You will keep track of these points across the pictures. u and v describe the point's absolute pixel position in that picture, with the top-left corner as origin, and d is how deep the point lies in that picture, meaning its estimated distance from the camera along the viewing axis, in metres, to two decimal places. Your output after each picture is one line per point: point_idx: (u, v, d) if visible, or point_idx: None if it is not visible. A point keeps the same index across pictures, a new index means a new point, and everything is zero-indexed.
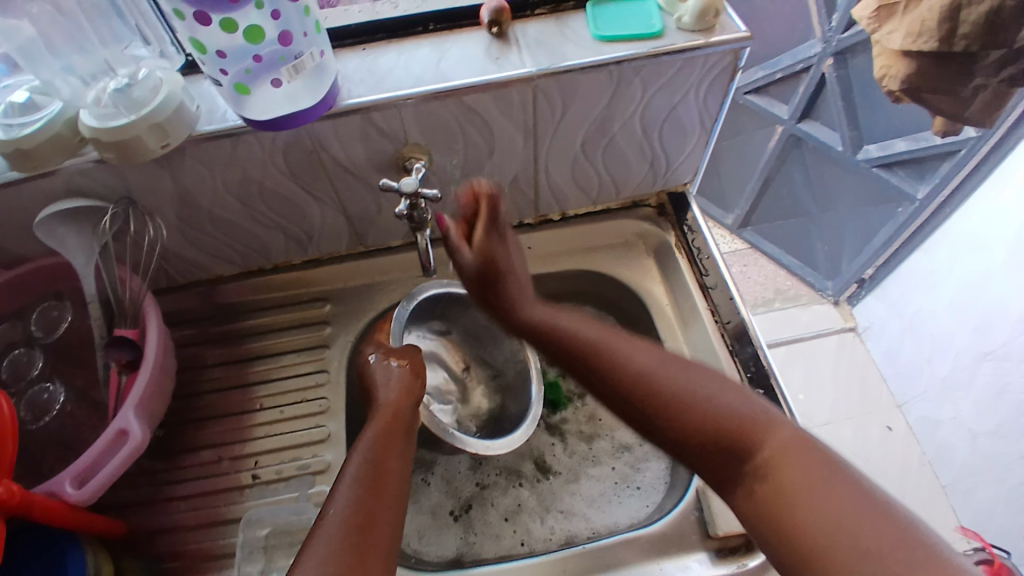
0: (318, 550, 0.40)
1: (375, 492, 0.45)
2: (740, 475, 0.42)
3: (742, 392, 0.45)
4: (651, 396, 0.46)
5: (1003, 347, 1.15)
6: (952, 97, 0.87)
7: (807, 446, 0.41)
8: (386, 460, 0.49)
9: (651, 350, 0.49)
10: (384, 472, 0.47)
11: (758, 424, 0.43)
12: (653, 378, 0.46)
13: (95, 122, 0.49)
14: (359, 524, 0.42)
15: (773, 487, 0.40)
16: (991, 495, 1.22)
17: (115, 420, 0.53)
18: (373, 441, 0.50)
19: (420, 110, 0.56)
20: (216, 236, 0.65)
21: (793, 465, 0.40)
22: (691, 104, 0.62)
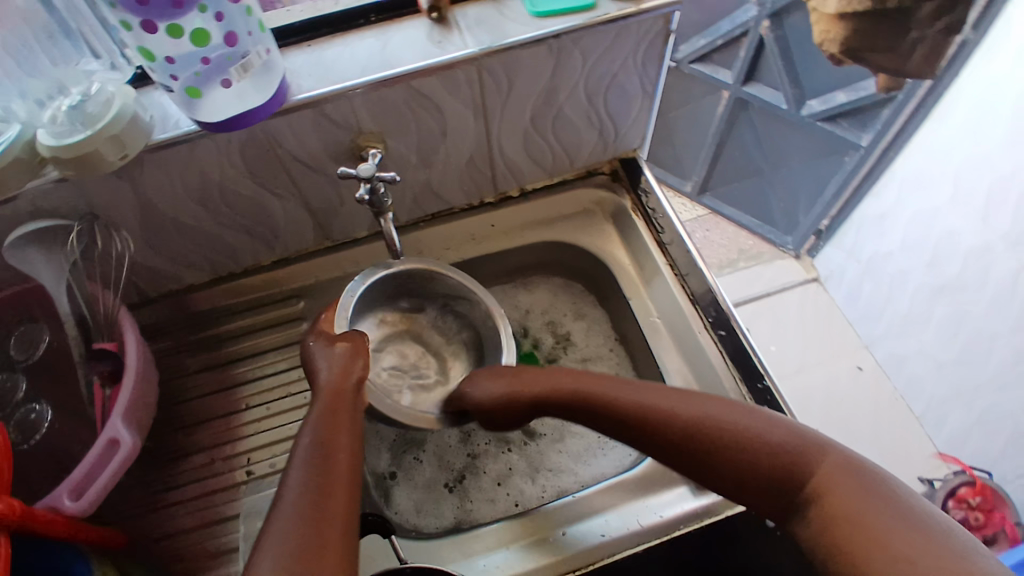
0: (274, 536, 0.42)
1: (327, 469, 0.46)
2: (798, 503, 0.46)
3: (784, 423, 0.49)
4: (704, 438, 0.50)
5: (958, 278, 1.21)
6: (893, 54, 0.91)
7: (857, 472, 0.45)
8: (333, 438, 0.49)
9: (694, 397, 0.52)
10: (332, 458, 0.47)
11: (805, 451, 0.47)
12: (703, 420, 0.50)
13: (53, 139, 0.50)
14: (314, 501, 0.44)
15: (831, 511, 0.43)
16: (963, 420, 1.29)
17: (104, 431, 0.55)
18: (317, 424, 0.50)
19: (370, 98, 0.57)
20: (184, 244, 0.66)
21: (841, 493, 0.44)
22: (630, 71, 0.66)
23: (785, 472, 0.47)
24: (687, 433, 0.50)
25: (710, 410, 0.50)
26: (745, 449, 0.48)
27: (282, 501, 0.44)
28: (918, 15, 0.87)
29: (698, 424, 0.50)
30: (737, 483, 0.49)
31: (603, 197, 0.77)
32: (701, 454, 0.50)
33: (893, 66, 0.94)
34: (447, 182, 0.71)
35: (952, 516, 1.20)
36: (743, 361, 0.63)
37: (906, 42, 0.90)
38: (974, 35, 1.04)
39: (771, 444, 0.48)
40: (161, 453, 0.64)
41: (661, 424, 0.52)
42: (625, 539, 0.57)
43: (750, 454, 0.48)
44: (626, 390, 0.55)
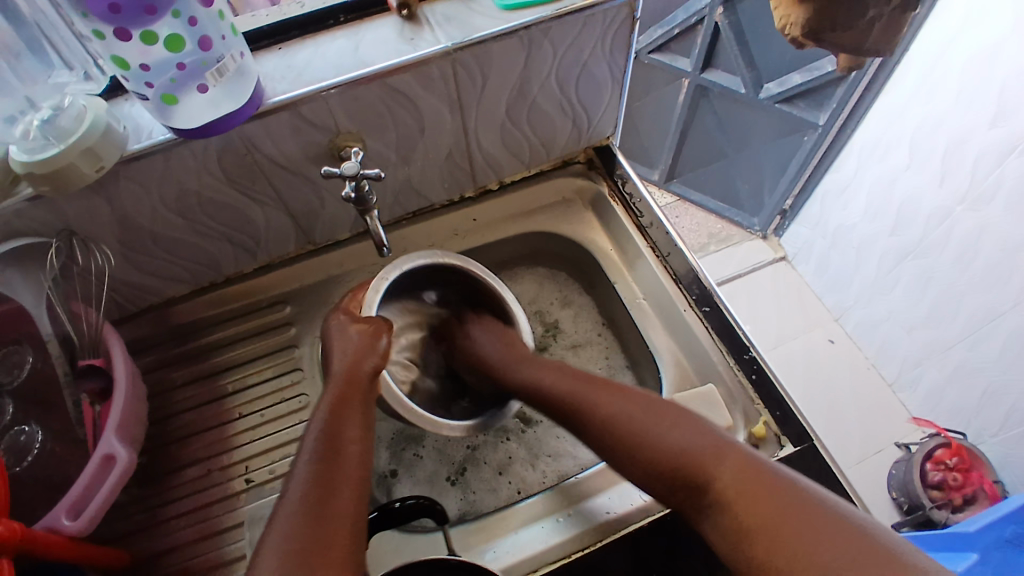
0: (281, 527, 0.41)
1: (331, 463, 0.46)
2: (702, 506, 0.46)
3: (699, 428, 0.50)
4: (620, 439, 0.53)
5: (920, 244, 1.27)
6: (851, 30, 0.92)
7: (752, 477, 0.44)
8: (341, 431, 0.49)
9: (620, 396, 0.56)
10: (340, 448, 0.48)
11: (706, 456, 0.47)
12: (618, 423, 0.53)
13: (25, 155, 0.49)
14: (319, 495, 0.43)
15: (730, 515, 0.44)
16: (935, 380, 1.35)
17: (99, 447, 0.54)
18: (326, 414, 0.51)
19: (346, 97, 0.57)
20: (164, 256, 0.65)
21: (741, 500, 0.43)
22: (599, 58, 0.67)
23: (694, 472, 0.47)
24: (610, 428, 0.54)
25: (628, 409, 0.54)
26: (655, 445, 0.50)
27: (287, 490, 0.44)
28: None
29: (618, 420, 0.54)
30: (653, 481, 0.50)
31: (581, 185, 0.79)
32: (621, 449, 0.52)
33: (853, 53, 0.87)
34: (426, 179, 0.72)
35: (930, 478, 1.24)
36: (728, 334, 0.65)
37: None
38: (922, 10, 1.08)
39: (679, 445, 0.49)
40: (155, 470, 0.63)
41: (593, 422, 0.55)
42: (631, 515, 0.58)
43: (659, 448, 0.50)
44: (569, 382, 0.60)
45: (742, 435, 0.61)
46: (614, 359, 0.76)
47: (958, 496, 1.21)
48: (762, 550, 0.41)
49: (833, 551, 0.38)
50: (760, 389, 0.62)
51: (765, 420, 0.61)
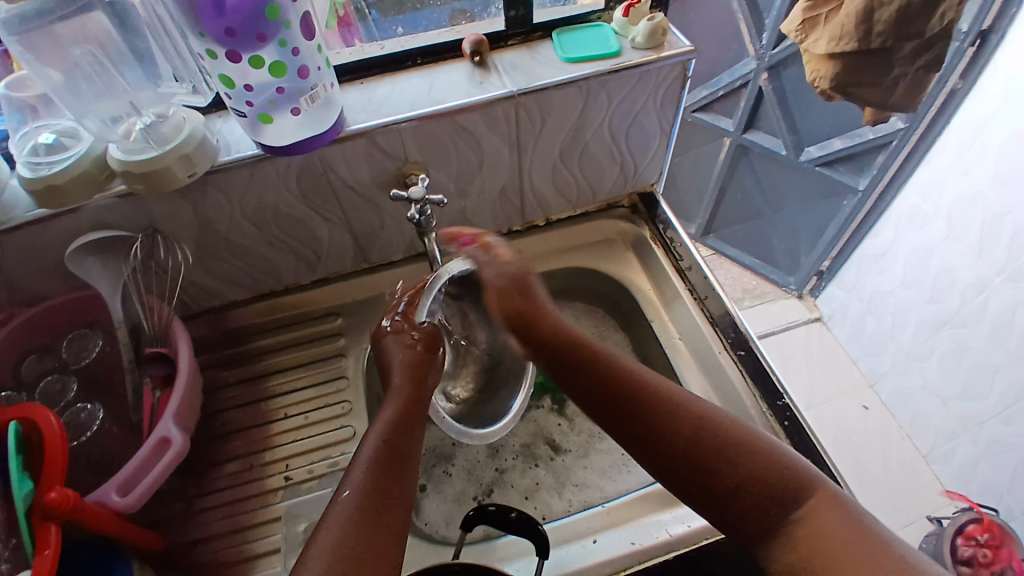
0: (329, 540, 0.43)
1: (387, 474, 0.49)
2: (774, 525, 0.45)
3: (775, 450, 0.47)
4: (694, 441, 0.48)
5: (957, 314, 1.26)
6: (877, 88, 0.98)
7: (838, 506, 0.44)
8: (400, 441, 0.52)
9: (692, 397, 0.52)
10: (398, 457, 0.50)
11: (789, 480, 0.46)
12: (699, 423, 0.49)
13: (123, 155, 0.56)
14: (374, 510, 0.46)
15: (810, 535, 0.43)
16: (969, 454, 1.31)
17: (156, 430, 0.57)
18: (389, 424, 0.53)
19: (417, 130, 0.63)
20: (232, 262, 0.70)
21: (827, 521, 0.43)
22: (650, 111, 0.72)
23: (773, 495, 0.45)
24: (683, 434, 0.49)
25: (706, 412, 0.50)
26: (736, 459, 0.47)
27: (344, 493, 0.47)
28: (897, 54, 0.92)
29: (702, 424, 0.49)
30: (717, 497, 0.47)
31: (624, 227, 0.82)
32: (693, 455, 0.48)
33: (879, 101, 1.00)
34: (479, 211, 0.76)
35: (960, 553, 1.19)
36: (762, 380, 0.67)
37: (891, 79, 0.96)
38: (963, 82, 1.13)
39: (761, 462, 0.47)
40: (200, 460, 0.66)
41: (665, 418, 0.50)
42: (655, 548, 0.58)
43: (737, 459, 0.47)
44: (642, 369, 0.54)
45: None
46: None
47: (986, 573, 1.16)
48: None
49: None
50: (792, 436, 0.63)
51: None
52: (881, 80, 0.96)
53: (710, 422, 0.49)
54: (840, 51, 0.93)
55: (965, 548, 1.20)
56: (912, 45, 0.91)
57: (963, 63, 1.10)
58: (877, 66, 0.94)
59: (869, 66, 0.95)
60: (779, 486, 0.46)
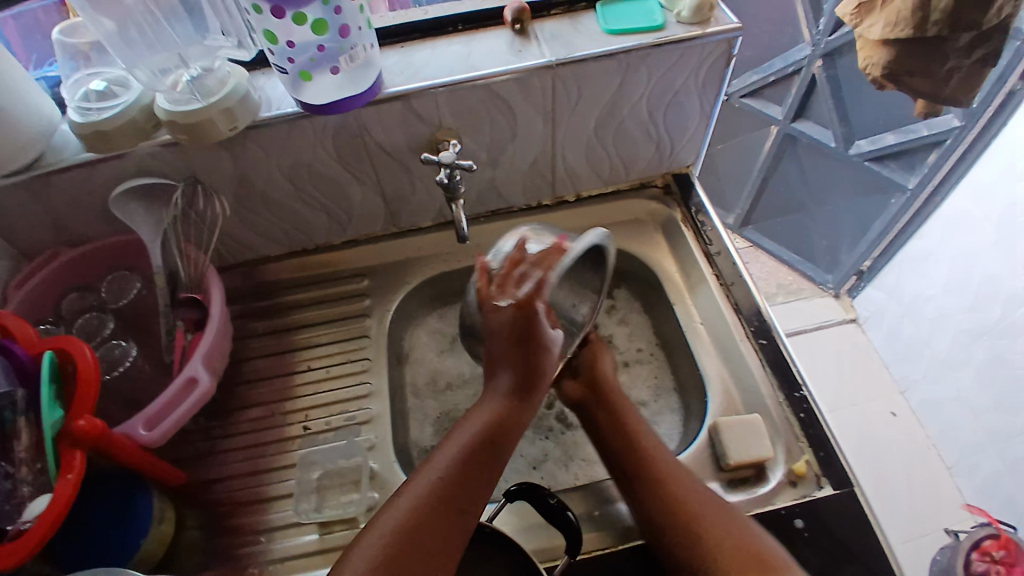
0: (391, 520, 0.48)
1: (478, 462, 0.53)
2: None
3: (756, 534, 0.52)
4: (684, 514, 0.53)
5: (997, 324, 1.20)
6: (930, 79, 0.95)
7: None
8: (502, 432, 0.55)
9: (690, 475, 0.57)
10: (496, 448, 0.54)
11: (763, 563, 0.49)
12: (689, 501, 0.54)
13: (169, 105, 0.58)
14: (453, 491, 0.50)
15: None
16: (995, 469, 1.27)
17: (186, 369, 0.61)
18: (485, 423, 0.55)
19: (452, 95, 0.63)
20: (267, 217, 0.72)
21: None
22: (691, 90, 0.70)
23: (754, 574, 0.49)
24: (671, 506, 0.54)
25: (698, 491, 0.55)
26: (718, 537, 0.51)
27: (435, 467, 0.52)
28: (954, 45, 0.89)
29: (692, 504, 0.54)
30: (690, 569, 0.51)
31: (655, 207, 0.81)
32: (678, 530, 0.52)
33: (930, 93, 0.97)
34: (509, 181, 0.76)
35: (973, 569, 1.16)
36: (782, 370, 0.66)
37: (946, 71, 0.93)
38: (1023, 84, 1.05)
39: (742, 543, 0.51)
40: (225, 405, 0.69)
41: (663, 489, 0.55)
42: None
43: (722, 541, 0.51)
44: (654, 442, 0.60)
45: (782, 468, 0.61)
46: (662, 380, 0.76)
47: None
48: None
49: None
50: (806, 428, 0.63)
51: (807, 459, 0.61)
52: (935, 70, 0.93)
53: (696, 505, 0.53)
54: (895, 37, 0.89)
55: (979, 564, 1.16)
56: (968, 36, 0.88)
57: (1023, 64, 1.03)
58: (928, 57, 0.91)
59: (922, 57, 0.92)
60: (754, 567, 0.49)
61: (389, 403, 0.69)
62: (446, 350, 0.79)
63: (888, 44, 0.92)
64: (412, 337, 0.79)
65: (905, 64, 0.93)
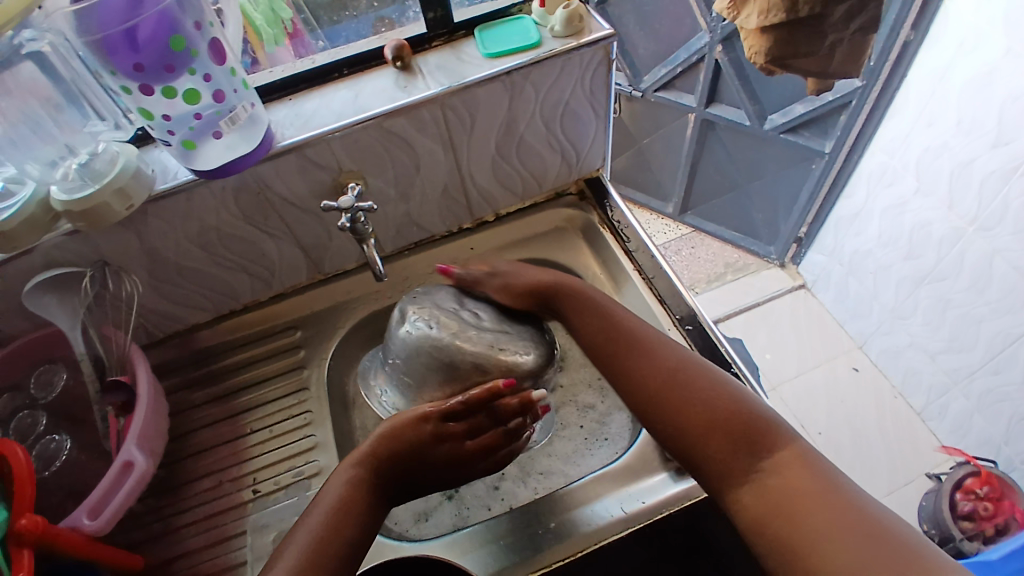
0: None
1: (330, 535, 0.49)
2: (751, 471, 0.47)
3: (753, 401, 0.51)
4: (676, 380, 0.53)
5: (934, 267, 1.25)
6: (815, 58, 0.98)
7: (811, 463, 0.47)
8: (352, 499, 0.51)
9: (677, 348, 0.56)
10: (345, 512, 0.51)
11: (765, 430, 0.49)
12: (682, 369, 0.54)
13: (65, 196, 0.57)
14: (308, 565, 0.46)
15: (779, 479, 0.46)
16: (963, 407, 1.31)
17: (120, 454, 0.60)
18: (338, 495, 0.51)
19: (347, 139, 0.64)
20: (187, 286, 0.72)
21: (797, 476, 0.45)
22: (581, 98, 0.72)
23: (740, 435, 0.49)
24: (653, 398, 0.53)
25: (687, 361, 0.55)
26: (714, 397, 0.51)
27: (289, 546, 0.48)
28: (831, 20, 0.92)
29: (672, 385, 0.53)
30: (692, 435, 0.50)
31: (572, 213, 0.82)
32: (668, 393, 0.53)
33: (818, 70, 1.01)
34: (425, 212, 0.77)
35: (960, 508, 1.22)
36: (710, 350, 0.67)
37: (827, 47, 0.96)
38: (915, 34, 1.12)
39: (741, 405, 0.51)
40: (172, 481, 0.68)
41: (654, 360, 0.55)
42: (609, 526, 0.59)
43: (706, 415, 0.50)
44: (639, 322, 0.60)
45: None
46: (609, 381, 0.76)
47: (989, 527, 1.18)
48: (801, 530, 0.43)
49: (868, 544, 0.40)
50: None
51: None
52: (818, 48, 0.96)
53: (685, 370, 0.53)
54: (771, 24, 0.91)
55: (965, 503, 1.21)
56: (841, 10, 0.91)
57: (913, 14, 1.10)
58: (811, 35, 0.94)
59: (802, 37, 0.94)
60: (752, 434, 0.49)
61: (336, 453, 0.69)
62: None
63: (767, 31, 0.94)
64: None
65: (790, 47, 0.96)
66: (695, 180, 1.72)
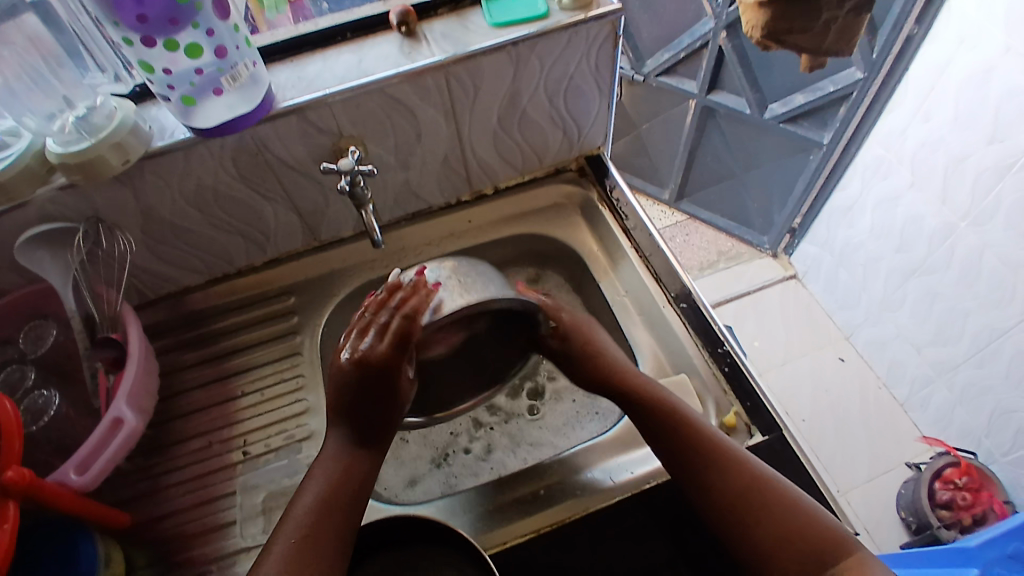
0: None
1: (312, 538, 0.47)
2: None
3: (812, 508, 0.50)
4: (741, 497, 0.51)
5: (925, 261, 1.27)
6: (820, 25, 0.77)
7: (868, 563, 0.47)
8: (336, 495, 0.50)
9: (736, 456, 0.54)
10: (329, 509, 0.49)
11: (824, 537, 0.48)
12: (745, 483, 0.51)
13: (60, 148, 0.56)
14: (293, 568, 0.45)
15: None
16: (946, 399, 1.33)
17: (109, 411, 0.59)
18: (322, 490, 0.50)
19: (348, 103, 0.63)
20: (181, 246, 0.71)
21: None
22: (586, 73, 0.72)
23: (803, 550, 0.48)
24: (728, 503, 0.51)
25: (747, 469, 0.52)
26: (775, 516, 0.50)
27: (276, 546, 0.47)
28: None
29: (754, 487, 0.51)
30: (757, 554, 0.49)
31: (571, 189, 0.82)
32: (735, 513, 0.51)
33: (810, 44, 0.71)
34: (424, 182, 0.77)
35: (939, 497, 1.24)
36: (703, 328, 0.69)
37: (821, 24, 0.69)
38: (919, 28, 1.11)
39: (805, 520, 0.49)
40: (162, 440, 0.68)
41: (718, 473, 0.52)
42: (597, 496, 0.59)
43: (783, 523, 0.49)
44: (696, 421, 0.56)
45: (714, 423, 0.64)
46: None
47: (967, 517, 1.21)
48: None
49: None
50: (732, 381, 0.66)
51: (736, 411, 0.65)
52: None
53: (747, 484, 0.51)
54: None
55: (944, 492, 1.24)
56: None
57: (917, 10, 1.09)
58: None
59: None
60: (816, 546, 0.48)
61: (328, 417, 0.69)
62: None
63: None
64: None
65: (786, 15, 0.69)
66: (692, 167, 1.72)
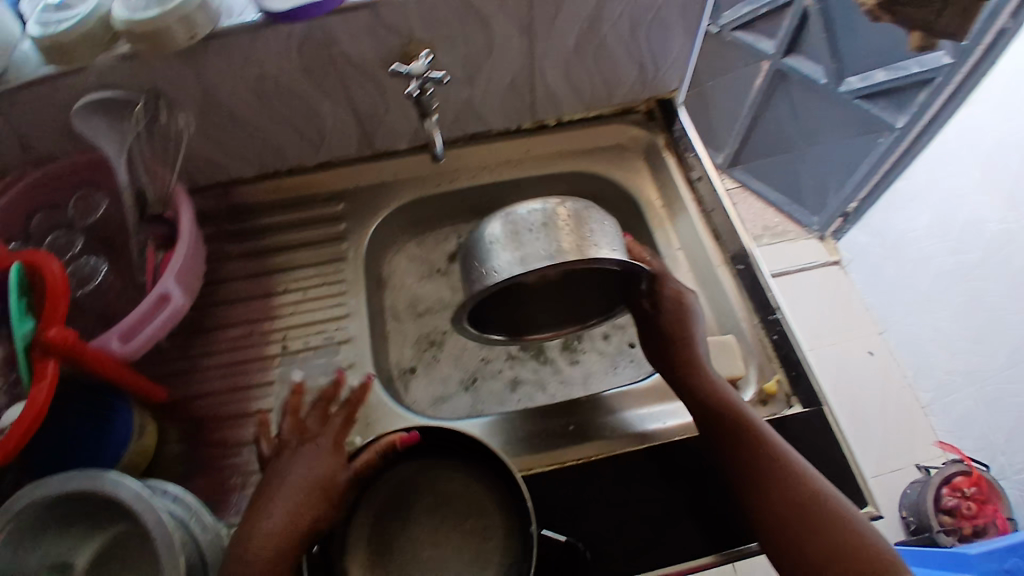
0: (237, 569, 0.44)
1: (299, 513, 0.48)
2: None
3: (869, 534, 0.47)
4: (797, 511, 0.48)
5: (981, 264, 1.22)
6: None
7: None
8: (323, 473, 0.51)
9: (797, 467, 0.50)
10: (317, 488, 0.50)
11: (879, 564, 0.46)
12: (803, 499, 0.49)
13: (127, 14, 0.54)
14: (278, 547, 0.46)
15: None
16: (969, 409, 1.31)
17: (157, 286, 0.59)
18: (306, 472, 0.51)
19: (423, 6, 0.60)
20: (236, 136, 0.70)
21: None
22: (675, 6, 0.67)
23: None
24: (785, 508, 0.48)
25: (805, 481, 0.50)
26: (831, 537, 0.47)
27: (264, 512, 0.48)
28: None
29: (811, 502, 0.48)
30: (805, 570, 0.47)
31: (637, 132, 0.79)
32: (789, 524, 0.48)
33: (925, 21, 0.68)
34: (487, 103, 0.73)
35: (944, 502, 1.22)
36: (756, 293, 0.67)
37: None
38: (1013, 22, 0.98)
39: (860, 545, 0.46)
40: (203, 324, 0.70)
41: (777, 480, 0.49)
42: (624, 440, 0.60)
43: (837, 543, 0.47)
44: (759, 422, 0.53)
45: (753, 387, 0.63)
46: None
47: (967, 526, 1.21)
48: None
49: None
50: (778, 349, 0.65)
51: (778, 378, 0.64)
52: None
53: (806, 498, 0.48)
54: None
55: (949, 498, 1.23)
56: None
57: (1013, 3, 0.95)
58: None
59: None
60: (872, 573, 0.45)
61: (367, 323, 0.70)
62: (425, 276, 0.79)
63: None
64: (391, 265, 0.79)
65: None
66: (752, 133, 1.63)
